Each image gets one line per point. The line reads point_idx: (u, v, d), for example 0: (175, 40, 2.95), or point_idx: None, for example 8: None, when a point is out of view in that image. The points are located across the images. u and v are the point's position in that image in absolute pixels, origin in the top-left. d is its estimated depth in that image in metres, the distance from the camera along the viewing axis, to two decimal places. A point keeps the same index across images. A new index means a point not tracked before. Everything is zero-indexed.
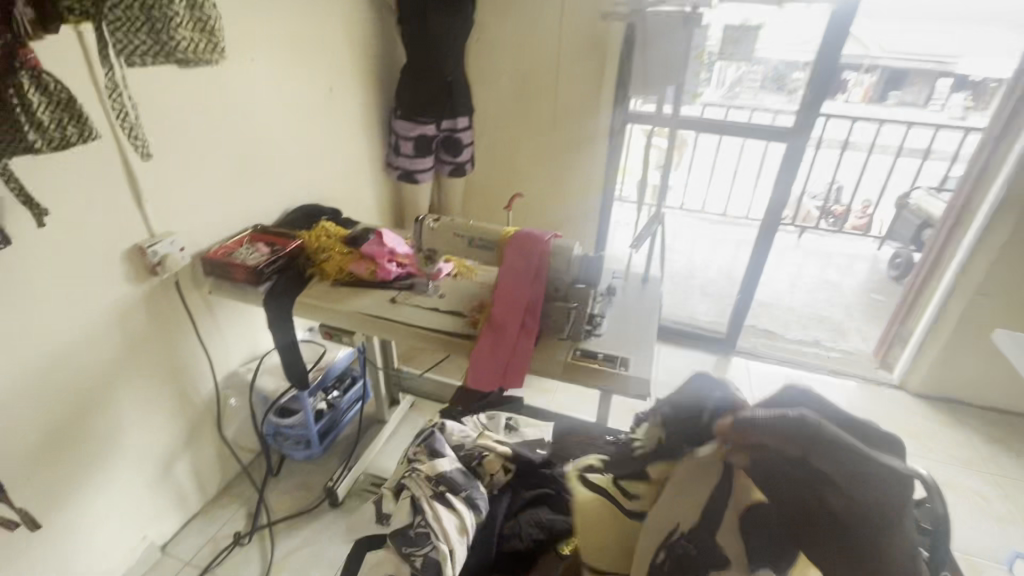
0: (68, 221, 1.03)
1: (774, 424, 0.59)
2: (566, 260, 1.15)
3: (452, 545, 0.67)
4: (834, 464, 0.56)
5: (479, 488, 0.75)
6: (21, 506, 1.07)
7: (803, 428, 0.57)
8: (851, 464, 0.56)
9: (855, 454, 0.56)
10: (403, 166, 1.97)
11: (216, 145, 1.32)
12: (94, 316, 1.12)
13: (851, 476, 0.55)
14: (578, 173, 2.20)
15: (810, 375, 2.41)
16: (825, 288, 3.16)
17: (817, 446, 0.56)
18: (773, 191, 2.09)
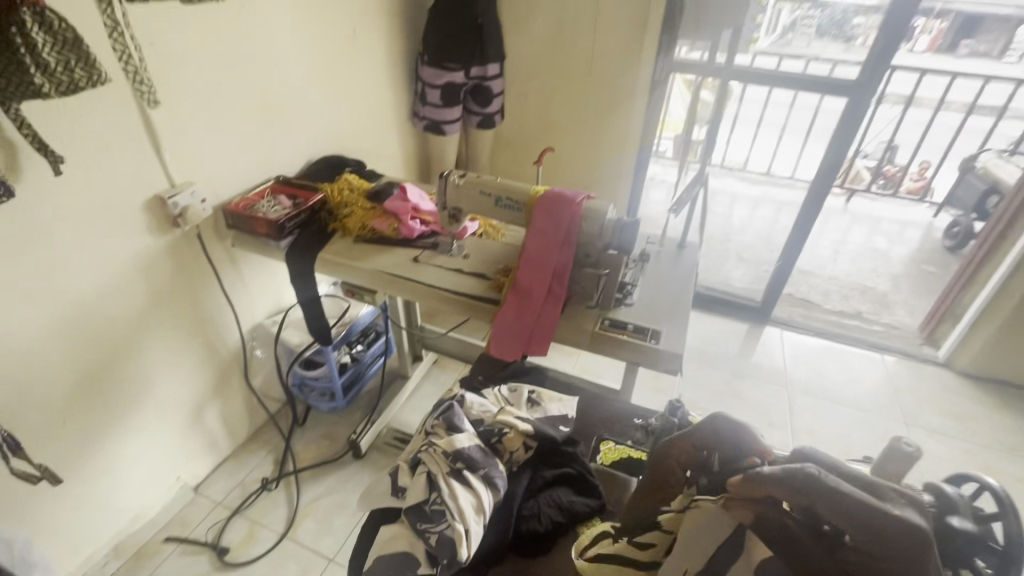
0: (87, 169, 1.01)
1: (778, 479, 0.54)
2: (599, 224, 1.07)
3: (468, 525, 0.65)
4: (848, 518, 0.50)
5: (498, 466, 0.73)
6: (60, 449, 1.12)
7: (803, 478, 0.52)
8: (863, 516, 0.50)
9: (868, 507, 0.50)
10: (430, 117, 1.88)
11: (235, 92, 1.27)
12: (119, 267, 1.11)
13: (867, 532, 0.49)
14: (613, 127, 2.07)
15: (847, 348, 2.31)
16: (872, 256, 2.98)
17: (826, 500, 0.51)
18: (826, 151, 1.92)
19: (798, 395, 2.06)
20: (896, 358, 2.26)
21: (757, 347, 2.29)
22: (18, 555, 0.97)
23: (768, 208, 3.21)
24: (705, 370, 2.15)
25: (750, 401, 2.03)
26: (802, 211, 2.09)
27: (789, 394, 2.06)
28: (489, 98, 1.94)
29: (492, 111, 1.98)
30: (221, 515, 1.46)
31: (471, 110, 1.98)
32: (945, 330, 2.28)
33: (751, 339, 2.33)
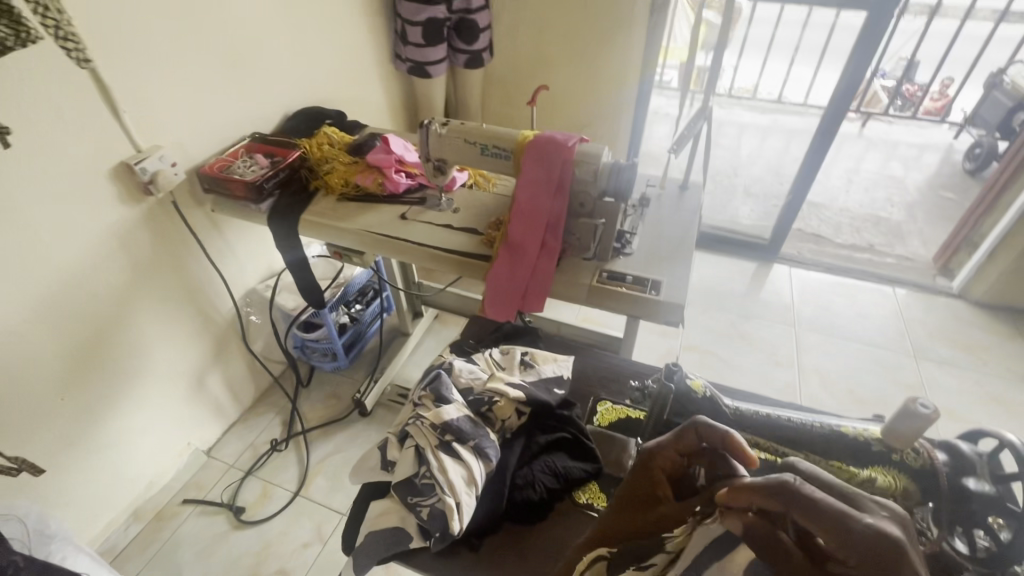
0: (42, 138, 0.94)
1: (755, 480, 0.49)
2: (594, 170, 0.99)
3: (458, 498, 0.67)
4: (819, 523, 0.44)
5: (488, 436, 0.73)
6: (62, 426, 1.12)
7: (777, 485, 0.47)
8: (839, 526, 0.43)
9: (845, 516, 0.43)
10: (412, 58, 1.75)
11: (194, 42, 1.16)
12: (93, 240, 1.07)
13: (839, 539, 0.43)
14: (610, 59, 1.92)
15: (858, 282, 2.25)
16: (887, 184, 2.85)
17: (798, 505, 0.45)
18: (844, 73, 1.78)
19: (806, 332, 2.03)
20: (908, 290, 2.20)
21: (765, 285, 2.23)
22: (35, 529, 0.99)
23: (778, 138, 3.05)
24: (710, 312, 2.12)
25: (757, 341, 2.00)
26: (815, 140, 1.97)
27: (796, 332, 2.03)
28: (475, 34, 1.79)
29: (480, 48, 1.85)
30: (234, 477, 1.50)
31: (456, 48, 1.84)
32: (961, 259, 2.21)
33: (759, 278, 2.27)
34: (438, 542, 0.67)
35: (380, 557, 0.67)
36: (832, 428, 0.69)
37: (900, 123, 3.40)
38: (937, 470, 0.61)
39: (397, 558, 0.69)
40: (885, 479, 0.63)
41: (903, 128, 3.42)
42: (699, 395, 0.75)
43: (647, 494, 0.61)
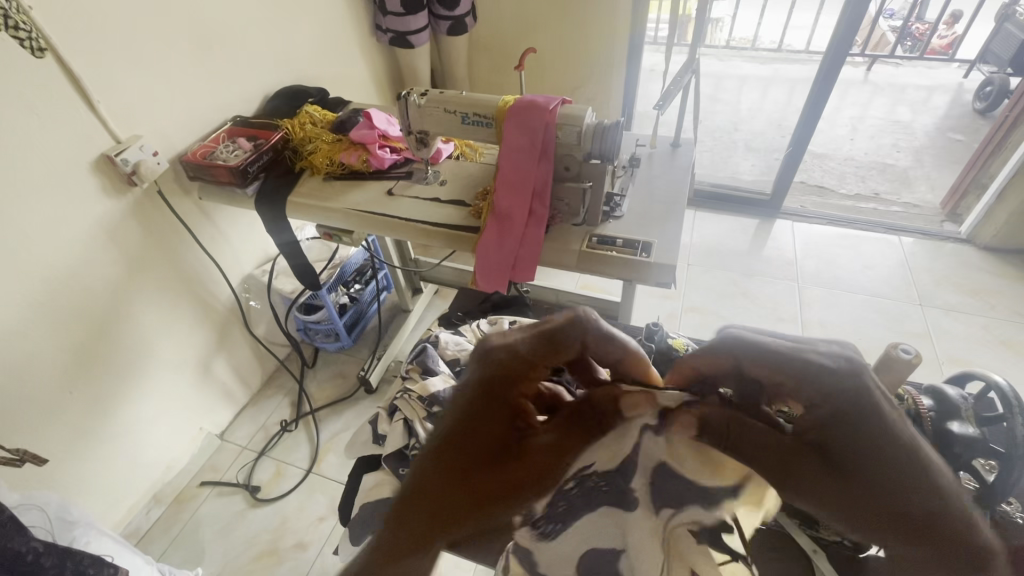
0: (19, 136, 0.93)
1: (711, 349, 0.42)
2: (577, 132, 0.97)
3: None
4: (772, 370, 0.38)
5: None
6: (72, 419, 1.15)
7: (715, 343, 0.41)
8: (792, 364, 0.36)
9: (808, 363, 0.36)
10: (393, 28, 1.69)
11: (163, 25, 1.13)
12: (84, 235, 1.07)
13: (801, 378, 0.36)
14: (598, 15, 1.85)
15: (864, 233, 2.20)
16: (893, 130, 2.76)
17: (745, 352, 0.39)
18: (843, 16, 1.71)
19: (810, 287, 2.00)
20: (915, 238, 2.15)
21: (768, 242, 2.20)
22: (57, 517, 1.03)
23: (780, 89, 2.95)
24: (712, 271, 2.09)
25: (760, 298, 1.98)
26: (815, 88, 1.90)
27: (800, 287, 2.01)
28: None
29: (463, 13, 1.79)
30: (248, 458, 1.54)
31: (438, 14, 1.78)
32: (969, 203, 2.15)
33: (762, 234, 2.24)
34: None
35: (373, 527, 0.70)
36: None
37: (907, 66, 3.27)
38: (921, 413, 0.60)
39: None
40: None
41: (910, 70, 3.28)
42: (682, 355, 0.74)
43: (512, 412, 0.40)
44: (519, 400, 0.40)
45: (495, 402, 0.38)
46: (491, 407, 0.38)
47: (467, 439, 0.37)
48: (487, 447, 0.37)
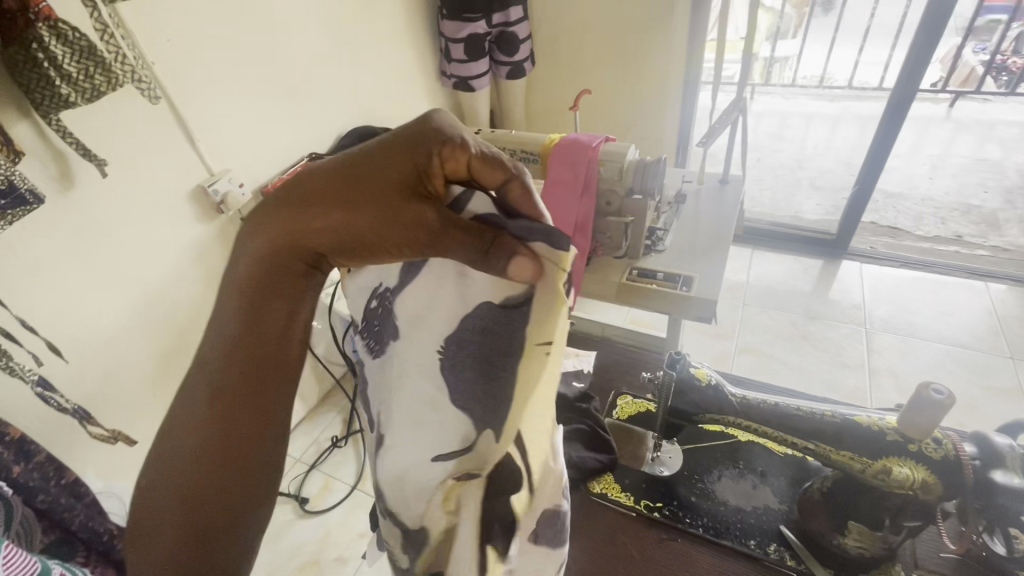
0: (132, 168, 1.09)
1: None
2: (619, 168, 1.00)
3: None
4: None
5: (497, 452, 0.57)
6: (151, 419, 1.27)
7: None
8: None
9: None
10: (457, 74, 1.82)
11: (257, 76, 1.29)
12: (176, 254, 1.22)
13: None
14: (652, 58, 1.91)
15: (944, 278, 2.04)
16: (980, 169, 2.57)
17: None
18: (911, 52, 1.66)
19: (879, 333, 1.87)
20: (1005, 286, 1.97)
21: (834, 285, 2.07)
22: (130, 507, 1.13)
23: (849, 127, 2.86)
24: (770, 312, 1.99)
25: (823, 344, 1.86)
26: (883, 122, 1.82)
27: (867, 332, 1.88)
28: (514, 45, 1.84)
29: (521, 59, 1.89)
30: (299, 470, 1.60)
31: (498, 60, 1.90)
32: None
33: (827, 276, 2.12)
34: None
35: None
36: (846, 418, 0.64)
37: (998, 102, 3.04)
38: (962, 462, 0.58)
39: None
40: (902, 471, 0.60)
41: (1002, 106, 3.06)
42: (704, 383, 0.72)
43: (401, 181, 0.43)
44: (423, 184, 0.43)
45: (405, 161, 0.43)
46: (395, 146, 0.43)
47: (365, 166, 0.43)
48: (368, 197, 0.42)
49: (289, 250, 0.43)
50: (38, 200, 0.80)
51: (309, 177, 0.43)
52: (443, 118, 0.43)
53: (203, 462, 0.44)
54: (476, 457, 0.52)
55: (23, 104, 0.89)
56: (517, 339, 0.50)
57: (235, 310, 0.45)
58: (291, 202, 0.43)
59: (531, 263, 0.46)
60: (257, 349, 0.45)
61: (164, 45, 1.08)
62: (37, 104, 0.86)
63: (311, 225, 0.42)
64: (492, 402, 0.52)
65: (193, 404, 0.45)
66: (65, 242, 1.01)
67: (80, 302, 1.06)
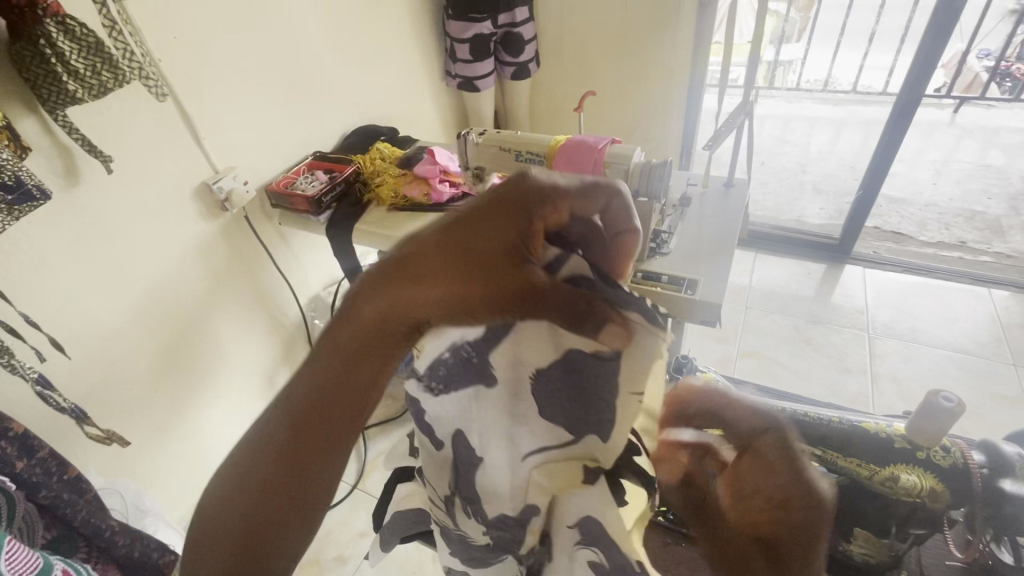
0: (136, 164, 1.08)
1: None
2: (625, 170, 1.01)
3: None
4: None
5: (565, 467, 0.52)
6: (150, 417, 1.27)
7: None
8: None
9: None
10: (461, 74, 1.82)
11: (263, 74, 1.29)
12: (179, 251, 1.21)
13: None
14: (656, 61, 1.91)
15: (947, 284, 2.04)
16: (984, 176, 2.56)
17: None
18: (916, 57, 1.66)
19: (881, 338, 1.86)
20: (1008, 292, 1.97)
21: (836, 289, 2.07)
22: (132, 503, 1.13)
23: (853, 132, 2.85)
24: (773, 316, 1.99)
25: (826, 349, 1.85)
26: (887, 128, 1.82)
27: (870, 337, 1.88)
28: (520, 46, 1.83)
29: (526, 59, 1.89)
30: None
31: (503, 60, 1.89)
32: None
33: (830, 281, 2.11)
34: None
35: (402, 535, 0.73)
36: (852, 427, 0.65)
37: (1002, 108, 3.03)
38: (971, 470, 0.58)
39: (421, 537, 0.73)
40: (909, 479, 0.59)
41: (1007, 112, 3.04)
42: None
43: (508, 243, 0.39)
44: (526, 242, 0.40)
45: (508, 220, 0.39)
46: (497, 203, 0.40)
47: (466, 225, 0.40)
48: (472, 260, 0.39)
49: (390, 321, 0.41)
50: (45, 196, 0.80)
51: (413, 246, 0.40)
52: (542, 173, 0.41)
53: (271, 498, 0.45)
54: (587, 449, 0.50)
55: (29, 98, 0.89)
56: (611, 384, 0.45)
57: (325, 371, 0.43)
58: (392, 267, 0.40)
59: (626, 331, 0.42)
60: (337, 406, 0.43)
61: (170, 41, 1.08)
62: (42, 99, 0.86)
63: (416, 296, 0.40)
64: (586, 423, 0.48)
65: (269, 442, 0.45)
66: (70, 238, 1.01)
67: (82, 297, 1.06)
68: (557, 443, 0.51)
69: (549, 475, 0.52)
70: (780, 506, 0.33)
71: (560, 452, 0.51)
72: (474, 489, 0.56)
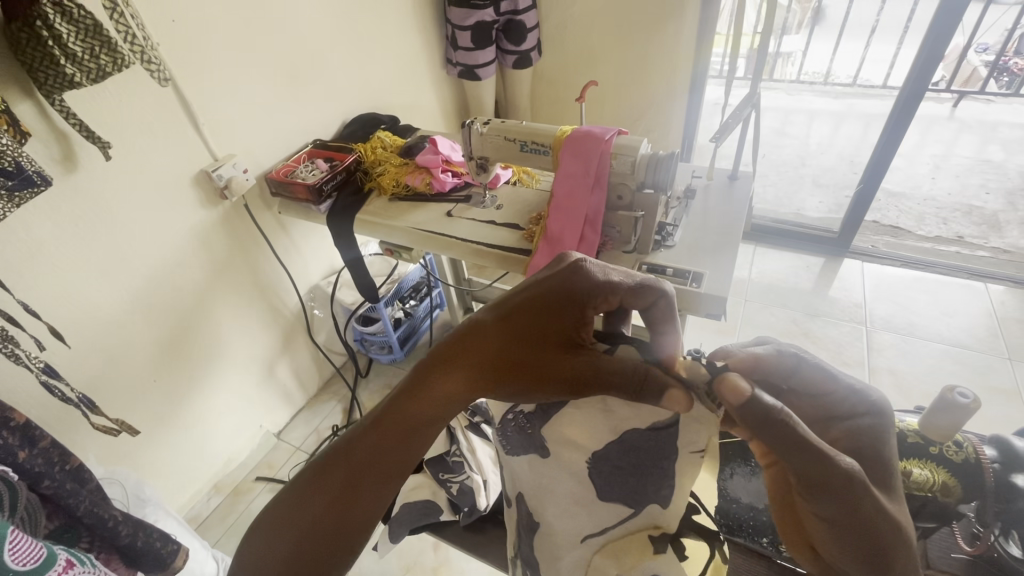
0: (135, 150, 1.06)
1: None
2: (631, 162, 1.00)
3: (483, 476, 0.74)
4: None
5: (616, 532, 0.59)
6: (151, 407, 1.26)
7: None
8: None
9: None
10: (463, 62, 1.80)
11: (262, 59, 1.27)
12: (178, 240, 1.20)
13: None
14: (660, 50, 1.89)
15: (942, 278, 2.05)
16: (983, 170, 2.57)
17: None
18: (924, 46, 1.64)
19: (879, 331, 1.88)
20: (1003, 286, 1.99)
21: (834, 283, 2.08)
22: (133, 493, 1.13)
23: (853, 124, 2.84)
24: (772, 310, 1.99)
25: (824, 341, 1.87)
26: (890, 122, 1.82)
27: (868, 331, 1.89)
28: (522, 34, 1.81)
29: (528, 48, 1.87)
30: (300, 458, 1.60)
31: (505, 49, 1.87)
32: None
33: (828, 274, 2.12)
34: (466, 517, 0.71)
35: (411, 527, 0.71)
36: None
37: (1002, 103, 3.03)
38: (982, 464, 0.59)
39: (430, 529, 0.72)
40: (921, 472, 0.60)
41: (1005, 106, 3.04)
42: None
43: (566, 317, 0.53)
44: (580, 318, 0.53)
45: (564, 299, 0.53)
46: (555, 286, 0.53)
47: (528, 302, 0.53)
48: (533, 329, 0.53)
49: (459, 372, 0.52)
50: (46, 182, 0.79)
51: (478, 324, 0.53)
52: (594, 264, 0.55)
53: (319, 529, 0.46)
54: (648, 519, 0.58)
55: (24, 80, 0.87)
56: (673, 446, 0.54)
57: (394, 415, 0.50)
58: (465, 336, 0.53)
59: (686, 398, 0.50)
60: (404, 435, 0.50)
61: (167, 23, 1.05)
62: (40, 83, 0.84)
63: (480, 355, 0.52)
64: (647, 494, 0.57)
65: (330, 472, 0.48)
66: (69, 226, 1.00)
67: (79, 284, 1.04)
68: (618, 521, 0.58)
69: (608, 548, 0.58)
70: (847, 417, 0.50)
71: (619, 530, 0.59)
72: (536, 552, 0.62)
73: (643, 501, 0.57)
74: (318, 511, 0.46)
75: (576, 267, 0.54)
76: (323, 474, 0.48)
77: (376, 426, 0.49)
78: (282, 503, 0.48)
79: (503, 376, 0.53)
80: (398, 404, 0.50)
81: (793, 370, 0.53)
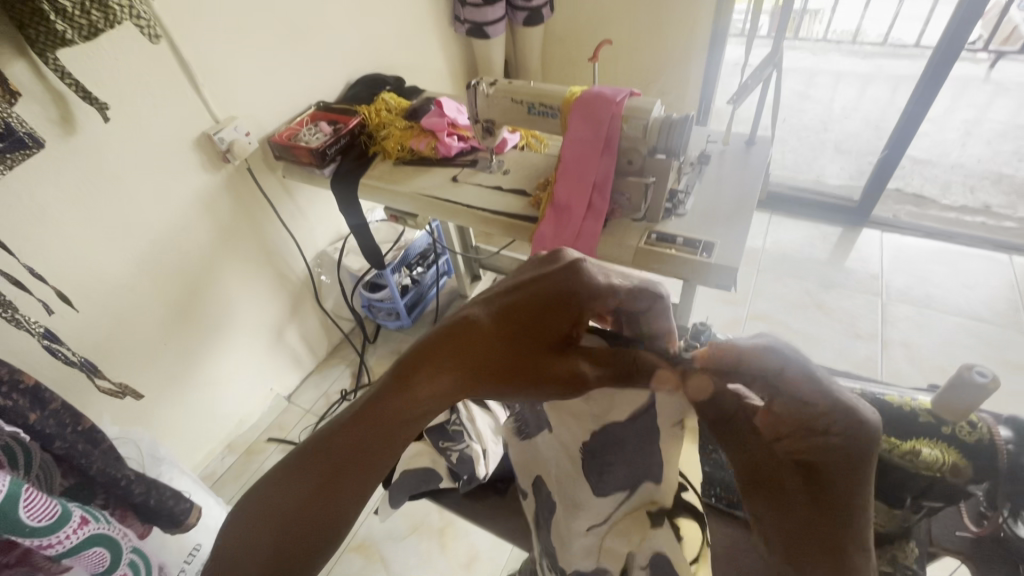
0: (134, 110, 1.04)
1: None
2: (643, 126, 0.95)
3: (484, 446, 0.73)
4: None
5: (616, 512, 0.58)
6: (157, 370, 1.27)
7: None
8: None
9: None
10: (471, 19, 1.73)
11: (262, 15, 1.22)
12: (183, 204, 1.19)
13: None
14: (678, 6, 1.79)
15: (965, 250, 1.98)
16: (1017, 136, 2.44)
17: None
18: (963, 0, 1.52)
19: (895, 303, 1.84)
20: None
21: (851, 254, 2.02)
22: (147, 452, 1.16)
23: (880, 87, 2.70)
24: (785, 281, 1.95)
25: (837, 313, 1.83)
26: (920, 85, 1.72)
27: (883, 303, 1.84)
28: None
29: (539, 4, 1.79)
30: (310, 421, 1.64)
31: (515, 4, 1.79)
32: None
33: (845, 245, 2.06)
34: (464, 484, 0.73)
35: (411, 493, 0.73)
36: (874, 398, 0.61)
37: None
38: (998, 446, 0.55)
39: (428, 495, 0.75)
40: (931, 452, 0.56)
41: None
42: None
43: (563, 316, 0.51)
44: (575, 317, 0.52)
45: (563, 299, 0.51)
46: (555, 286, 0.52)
47: (526, 302, 0.51)
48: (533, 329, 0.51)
49: (452, 371, 0.48)
50: (37, 143, 0.77)
51: (474, 322, 0.50)
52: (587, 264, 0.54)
53: (295, 530, 0.41)
54: (644, 495, 0.58)
55: (15, 37, 0.85)
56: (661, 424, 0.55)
57: (380, 410, 0.45)
58: (457, 332, 0.49)
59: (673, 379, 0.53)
60: (389, 432, 0.45)
61: None
62: (32, 41, 0.81)
63: (478, 354, 0.49)
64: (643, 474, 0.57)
65: (311, 465, 0.43)
66: (71, 188, 0.99)
67: (84, 247, 1.04)
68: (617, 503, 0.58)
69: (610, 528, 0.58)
70: (818, 430, 0.42)
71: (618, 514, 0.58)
72: (539, 518, 0.61)
73: (639, 473, 0.57)
74: (297, 504, 0.42)
75: (574, 268, 0.53)
76: (303, 471, 0.43)
77: (361, 420, 0.45)
78: (256, 497, 0.43)
79: (503, 377, 0.50)
80: (386, 400, 0.46)
81: (775, 374, 0.45)
